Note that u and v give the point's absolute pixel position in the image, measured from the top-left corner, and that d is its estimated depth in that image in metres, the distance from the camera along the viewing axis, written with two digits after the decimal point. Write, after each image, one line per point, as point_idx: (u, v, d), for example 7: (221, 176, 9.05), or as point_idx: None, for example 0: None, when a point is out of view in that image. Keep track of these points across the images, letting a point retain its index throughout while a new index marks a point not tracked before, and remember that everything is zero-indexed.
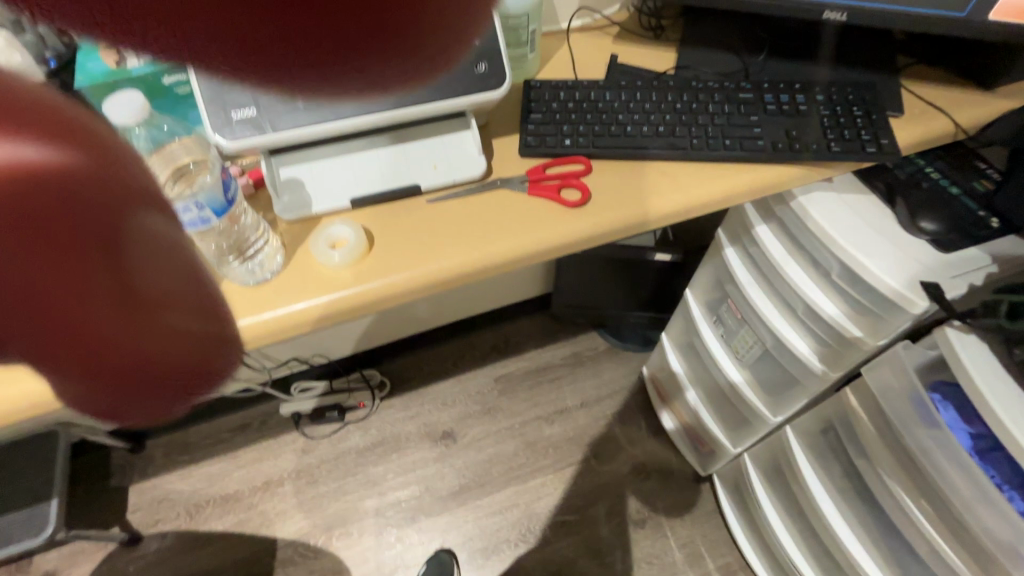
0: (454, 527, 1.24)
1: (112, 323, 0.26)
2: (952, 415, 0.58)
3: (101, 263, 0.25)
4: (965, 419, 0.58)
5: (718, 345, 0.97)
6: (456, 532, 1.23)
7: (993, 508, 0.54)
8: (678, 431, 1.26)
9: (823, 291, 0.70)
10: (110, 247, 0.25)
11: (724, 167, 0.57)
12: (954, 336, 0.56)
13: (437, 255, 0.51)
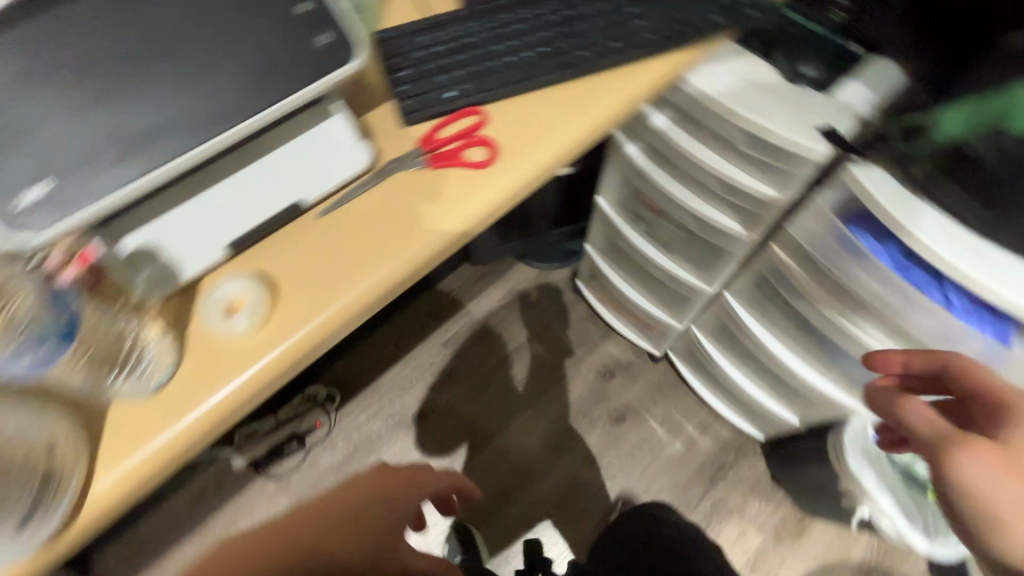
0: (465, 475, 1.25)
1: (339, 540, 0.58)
2: (871, 240, 0.62)
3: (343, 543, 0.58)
4: (882, 238, 0.62)
5: (642, 240, 0.99)
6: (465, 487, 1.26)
7: (919, 308, 0.61)
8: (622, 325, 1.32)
9: (733, 163, 0.71)
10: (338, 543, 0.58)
11: (620, 72, 0.52)
12: (858, 172, 0.59)
13: (357, 276, 0.44)
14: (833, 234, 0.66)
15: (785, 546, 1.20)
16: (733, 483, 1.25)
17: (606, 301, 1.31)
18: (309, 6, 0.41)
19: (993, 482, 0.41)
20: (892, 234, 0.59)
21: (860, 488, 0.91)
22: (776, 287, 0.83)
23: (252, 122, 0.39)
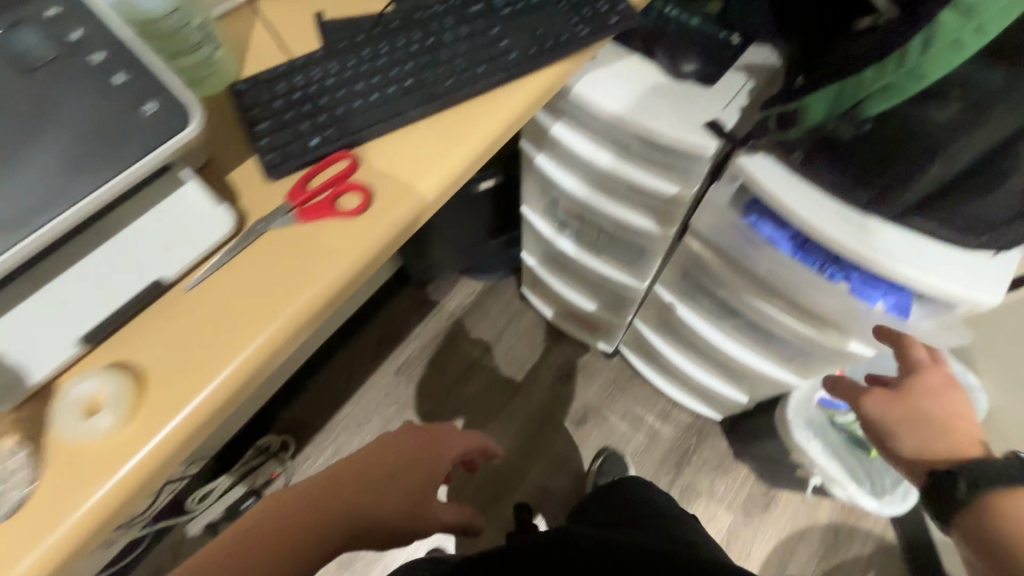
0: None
1: (374, 501, 0.50)
2: (770, 227, 0.63)
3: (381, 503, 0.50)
4: (780, 225, 0.62)
5: (570, 244, 0.99)
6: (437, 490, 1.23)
7: (823, 287, 0.62)
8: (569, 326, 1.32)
9: (635, 165, 0.71)
10: (374, 502, 0.50)
11: (491, 98, 0.51)
12: (745, 163, 0.59)
13: (232, 351, 0.42)
14: (733, 226, 0.67)
15: (756, 520, 1.22)
16: (699, 465, 1.27)
17: (550, 305, 1.31)
18: (124, 76, 0.38)
19: (895, 411, 0.54)
20: (787, 220, 0.60)
21: (808, 459, 0.93)
22: (698, 278, 0.84)
23: (77, 208, 0.36)
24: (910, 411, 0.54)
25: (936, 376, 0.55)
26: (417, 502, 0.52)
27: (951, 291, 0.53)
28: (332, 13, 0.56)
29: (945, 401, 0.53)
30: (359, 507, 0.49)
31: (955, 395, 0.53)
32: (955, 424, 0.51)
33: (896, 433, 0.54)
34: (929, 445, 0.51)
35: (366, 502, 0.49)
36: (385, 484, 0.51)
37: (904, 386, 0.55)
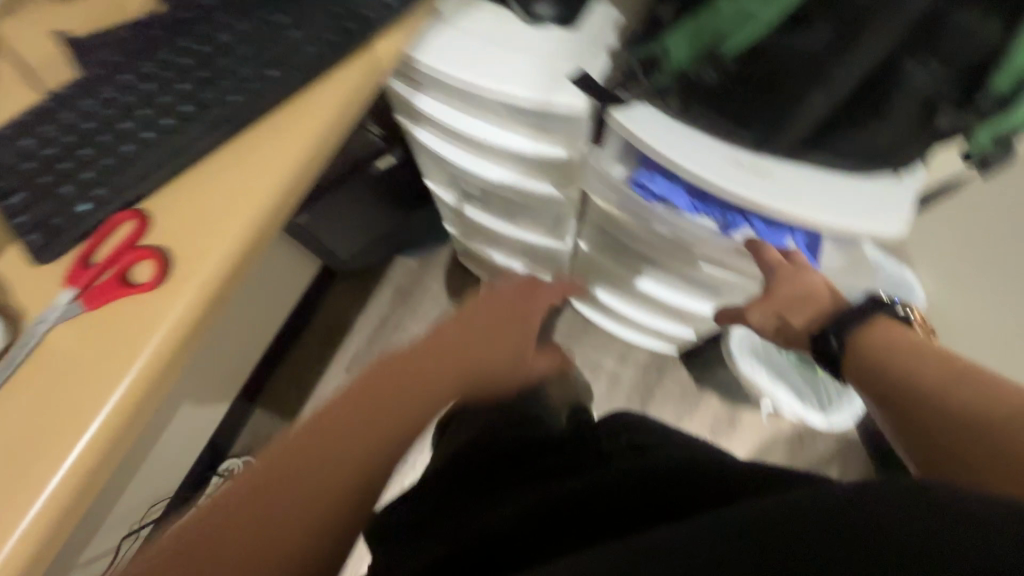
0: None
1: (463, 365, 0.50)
2: (662, 182, 0.58)
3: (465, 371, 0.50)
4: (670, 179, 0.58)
5: (483, 214, 0.91)
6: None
7: (721, 240, 0.58)
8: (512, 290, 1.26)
9: (513, 130, 0.64)
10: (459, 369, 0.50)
11: (295, 105, 0.42)
12: (622, 118, 0.52)
13: (27, 490, 0.35)
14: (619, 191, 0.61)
15: (725, 441, 1.24)
16: (664, 399, 1.27)
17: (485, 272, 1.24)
18: None
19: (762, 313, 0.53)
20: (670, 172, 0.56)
21: (757, 388, 0.93)
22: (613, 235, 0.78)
23: None
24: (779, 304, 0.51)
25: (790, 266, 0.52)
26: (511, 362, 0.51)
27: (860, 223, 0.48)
28: (81, 29, 0.45)
29: (797, 282, 0.51)
30: (450, 371, 0.49)
31: (807, 278, 0.51)
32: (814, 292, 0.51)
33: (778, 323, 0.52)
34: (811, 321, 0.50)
35: (459, 362, 0.50)
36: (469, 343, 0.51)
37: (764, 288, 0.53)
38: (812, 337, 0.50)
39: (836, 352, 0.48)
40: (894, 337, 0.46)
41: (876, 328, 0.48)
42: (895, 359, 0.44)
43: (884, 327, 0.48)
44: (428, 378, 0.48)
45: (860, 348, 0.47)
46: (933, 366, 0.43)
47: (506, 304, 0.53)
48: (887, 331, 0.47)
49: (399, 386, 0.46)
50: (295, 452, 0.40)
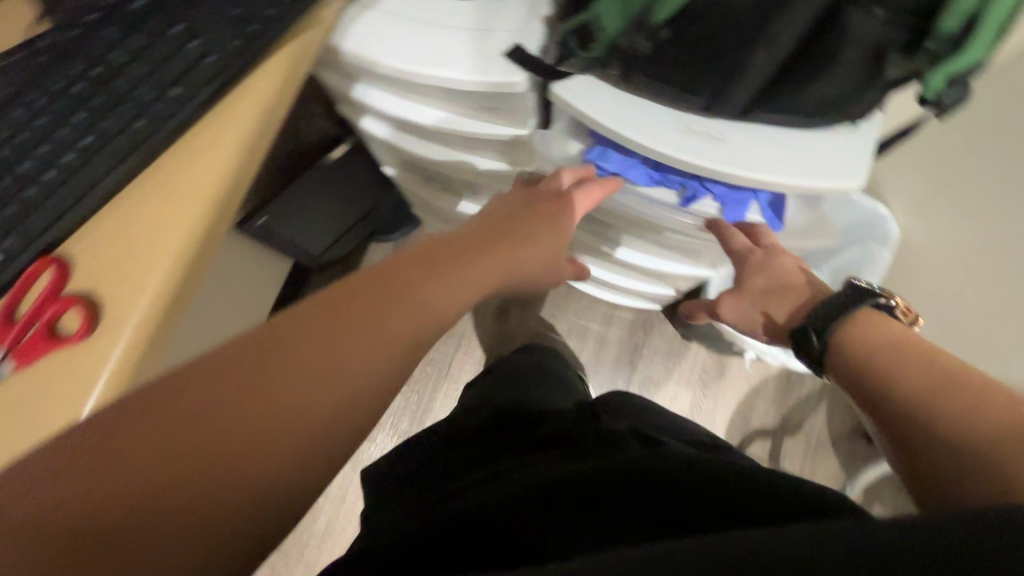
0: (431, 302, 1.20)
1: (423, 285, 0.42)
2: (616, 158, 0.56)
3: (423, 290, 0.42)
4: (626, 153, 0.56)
5: (445, 196, 0.90)
6: (408, 415, 1.23)
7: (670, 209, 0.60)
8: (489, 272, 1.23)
9: (456, 111, 0.61)
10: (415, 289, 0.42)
11: (211, 124, 0.40)
12: (564, 92, 0.49)
13: None
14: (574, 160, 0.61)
15: (713, 390, 1.26)
16: (651, 356, 1.28)
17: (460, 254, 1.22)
18: None
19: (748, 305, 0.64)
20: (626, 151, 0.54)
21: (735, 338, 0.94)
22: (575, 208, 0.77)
23: None
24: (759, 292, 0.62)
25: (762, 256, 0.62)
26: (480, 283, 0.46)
27: (813, 177, 0.47)
28: None
29: (773, 271, 0.61)
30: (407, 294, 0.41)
31: (780, 265, 0.61)
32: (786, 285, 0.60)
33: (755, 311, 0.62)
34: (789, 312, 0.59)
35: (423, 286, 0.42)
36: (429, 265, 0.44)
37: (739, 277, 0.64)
38: (793, 331, 0.56)
39: (820, 348, 0.53)
40: (878, 333, 0.49)
41: (862, 318, 0.52)
42: (880, 356, 0.47)
43: (870, 320, 0.51)
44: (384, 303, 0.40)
45: (847, 351, 0.50)
46: (919, 362, 0.44)
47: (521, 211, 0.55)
48: (872, 327, 0.50)
49: (370, 305, 0.39)
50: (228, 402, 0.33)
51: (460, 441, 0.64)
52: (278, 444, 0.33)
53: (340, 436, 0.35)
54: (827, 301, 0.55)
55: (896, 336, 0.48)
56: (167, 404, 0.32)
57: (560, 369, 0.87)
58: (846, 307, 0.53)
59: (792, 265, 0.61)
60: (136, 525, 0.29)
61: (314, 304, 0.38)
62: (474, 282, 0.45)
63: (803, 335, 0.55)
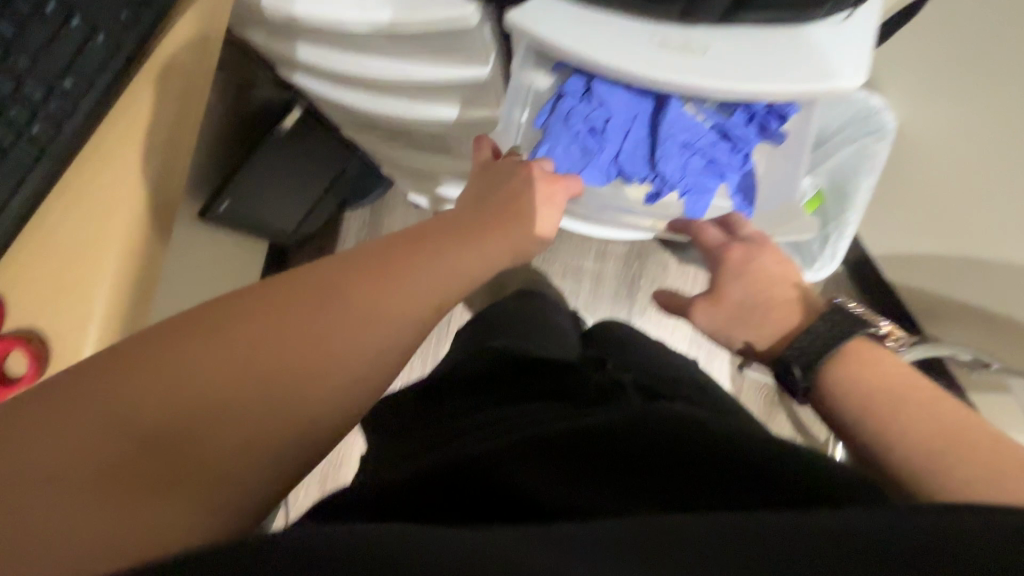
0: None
1: (381, 290, 0.43)
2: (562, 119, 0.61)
3: (379, 294, 0.43)
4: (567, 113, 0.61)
5: (411, 151, 0.86)
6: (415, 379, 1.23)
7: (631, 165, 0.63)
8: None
9: (404, 58, 0.56)
10: (373, 290, 0.43)
11: (128, 121, 0.42)
12: (521, 20, 0.44)
13: None
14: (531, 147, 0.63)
15: None
16: (648, 285, 1.26)
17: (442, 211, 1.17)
18: None
19: (722, 313, 0.56)
20: (557, 117, 0.61)
21: None
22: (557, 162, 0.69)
23: None
24: (736, 304, 0.55)
25: (739, 253, 0.57)
26: (441, 282, 0.46)
27: (779, 84, 0.44)
28: None
29: (752, 279, 0.55)
30: (361, 304, 0.42)
31: (759, 269, 0.55)
32: (772, 298, 0.53)
33: (735, 334, 0.55)
34: (772, 335, 0.52)
35: (379, 291, 0.43)
36: (385, 266, 0.44)
37: (716, 286, 0.56)
38: (774, 368, 0.50)
39: (805, 390, 0.48)
40: (870, 377, 0.45)
41: (853, 357, 0.46)
42: (876, 413, 0.43)
43: (858, 358, 0.46)
44: (339, 312, 0.41)
45: (836, 399, 0.46)
46: (920, 423, 0.41)
47: (493, 210, 0.52)
48: (861, 369, 0.45)
49: (324, 304, 0.41)
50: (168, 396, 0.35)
51: (466, 380, 0.65)
52: (254, 423, 0.37)
53: (305, 429, 0.39)
54: (809, 333, 0.49)
55: (889, 383, 0.44)
56: (185, 340, 0.37)
57: (552, 315, 0.85)
58: (834, 344, 0.47)
59: (775, 270, 0.55)
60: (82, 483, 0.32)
61: (303, 284, 0.42)
62: (459, 273, 0.47)
63: (789, 377, 0.49)
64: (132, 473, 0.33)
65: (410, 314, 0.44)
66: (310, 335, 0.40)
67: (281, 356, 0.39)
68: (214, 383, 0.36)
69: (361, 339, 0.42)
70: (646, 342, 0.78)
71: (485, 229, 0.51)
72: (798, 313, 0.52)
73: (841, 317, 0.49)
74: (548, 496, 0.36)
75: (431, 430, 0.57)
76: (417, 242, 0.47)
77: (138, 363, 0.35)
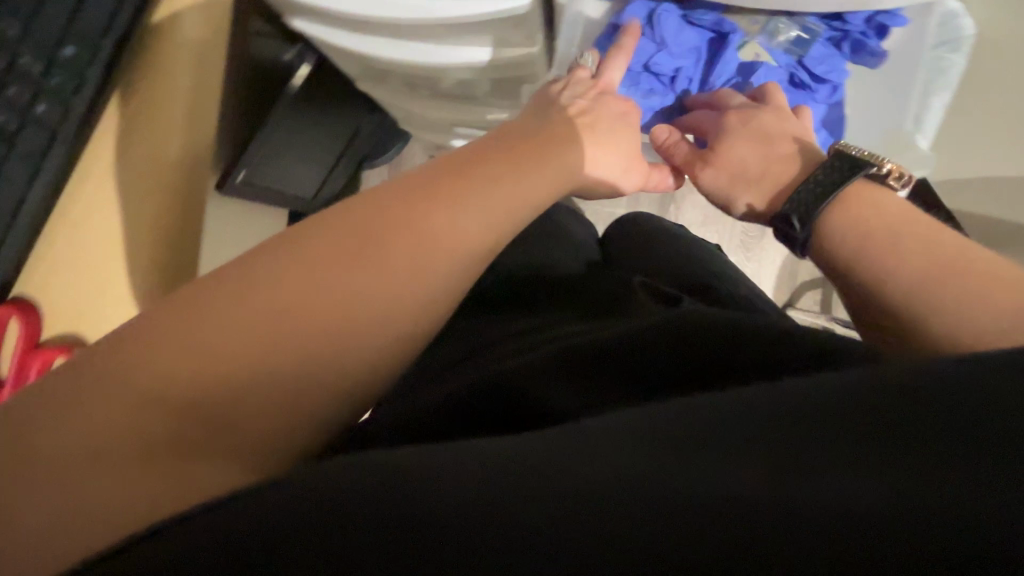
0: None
1: (427, 214, 0.41)
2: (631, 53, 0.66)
3: (425, 221, 0.41)
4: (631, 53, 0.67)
5: (435, 101, 0.77)
6: None
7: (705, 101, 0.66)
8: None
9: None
10: (419, 217, 0.41)
11: (132, 147, 0.54)
12: None
13: None
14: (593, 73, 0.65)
15: (756, 250, 1.20)
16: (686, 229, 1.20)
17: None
18: None
19: (723, 179, 0.55)
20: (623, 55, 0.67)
21: None
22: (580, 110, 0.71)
23: None
24: (734, 165, 0.54)
25: (738, 119, 0.56)
26: (475, 199, 0.43)
27: None
28: None
29: (749, 140, 0.54)
30: (407, 231, 0.40)
31: (754, 129, 0.55)
32: (773, 168, 0.52)
33: (735, 194, 0.54)
34: (770, 191, 0.51)
35: (425, 217, 0.41)
36: (430, 187, 0.42)
37: (716, 149, 0.56)
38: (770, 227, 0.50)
39: (804, 239, 0.47)
40: (875, 212, 0.45)
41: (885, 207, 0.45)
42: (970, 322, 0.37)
43: (860, 201, 0.46)
44: (380, 234, 0.39)
45: (839, 238, 0.45)
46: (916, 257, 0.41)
47: (504, 143, 0.49)
48: (862, 210, 0.45)
49: (360, 235, 0.39)
50: (173, 383, 0.32)
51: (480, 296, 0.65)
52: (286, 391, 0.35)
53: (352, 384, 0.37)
54: (812, 180, 0.48)
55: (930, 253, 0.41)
56: (189, 314, 0.34)
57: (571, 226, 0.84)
58: (834, 185, 0.47)
59: (773, 127, 0.54)
60: (101, 458, 0.30)
61: (340, 229, 0.39)
62: (499, 201, 0.44)
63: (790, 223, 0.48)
64: (176, 446, 0.32)
65: (459, 239, 0.41)
66: (360, 263, 0.38)
67: (318, 287, 0.36)
68: (237, 347, 0.34)
69: (408, 267, 0.39)
70: (679, 239, 0.78)
71: (504, 157, 0.47)
72: (795, 164, 0.51)
73: (846, 160, 0.48)
74: (561, 406, 0.36)
75: (444, 348, 0.57)
76: (457, 168, 0.45)
77: (131, 353, 0.33)
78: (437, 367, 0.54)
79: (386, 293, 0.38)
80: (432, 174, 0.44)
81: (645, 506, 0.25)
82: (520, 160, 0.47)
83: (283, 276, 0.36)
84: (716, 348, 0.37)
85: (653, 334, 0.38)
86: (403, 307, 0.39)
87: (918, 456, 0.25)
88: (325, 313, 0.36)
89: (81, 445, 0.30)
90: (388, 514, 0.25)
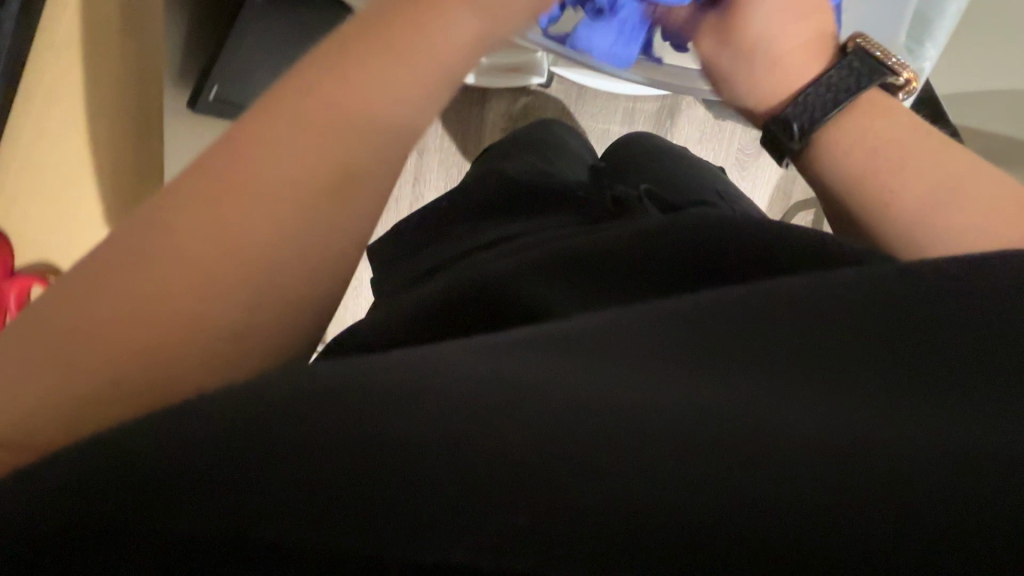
0: (448, 158, 1.10)
1: (330, 100, 0.39)
2: None
3: (327, 108, 0.39)
4: None
5: None
6: None
7: None
8: (502, 107, 1.10)
9: None
10: (323, 105, 0.39)
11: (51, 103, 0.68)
12: None
13: None
14: None
15: (751, 169, 1.18)
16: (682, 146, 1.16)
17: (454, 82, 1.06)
18: None
19: (727, 53, 0.59)
20: None
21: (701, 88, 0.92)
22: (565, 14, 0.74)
23: None
24: (750, 41, 0.57)
25: None
26: (374, 74, 0.40)
27: None
28: None
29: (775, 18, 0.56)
30: (312, 126, 0.39)
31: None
32: (780, 59, 0.55)
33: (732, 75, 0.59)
34: (768, 81, 0.56)
35: (326, 104, 0.39)
36: (332, 66, 0.40)
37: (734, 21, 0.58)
38: (770, 125, 0.54)
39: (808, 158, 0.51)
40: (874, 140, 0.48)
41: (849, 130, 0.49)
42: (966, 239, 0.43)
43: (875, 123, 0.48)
44: (285, 131, 0.39)
45: (841, 149, 0.49)
46: (923, 189, 0.45)
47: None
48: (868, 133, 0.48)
49: (265, 137, 0.39)
50: (125, 310, 0.36)
51: (483, 210, 0.70)
52: (231, 304, 0.37)
53: (300, 294, 0.39)
54: (823, 84, 0.51)
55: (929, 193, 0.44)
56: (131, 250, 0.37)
57: (565, 136, 0.88)
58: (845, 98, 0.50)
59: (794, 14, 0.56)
60: (75, 385, 0.35)
61: (247, 136, 0.39)
62: (405, 74, 0.41)
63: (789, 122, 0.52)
64: (138, 371, 0.36)
65: (364, 121, 0.40)
66: (271, 167, 0.38)
67: (241, 201, 0.37)
68: (178, 278, 0.36)
69: (320, 163, 0.39)
70: (670, 149, 0.79)
71: (409, 19, 0.42)
72: (806, 69, 0.54)
73: (857, 57, 0.52)
74: (560, 307, 0.42)
75: (434, 254, 0.64)
76: (360, 39, 0.41)
77: (85, 300, 0.36)
78: (424, 269, 0.61)
79: (303, 194, 0.38)
80: (331, 50, 0.41)
81: (603, 401, 0.29)
82: (427, 19, 0.42)
83: (204, 198, 0.37)
84: (680, 257, 0.45)
85: (626, 247, 0.46)
86: (327, 209, 0.39)
87: (806, 355, 0.31)
88: (251, 225, 0.37)
89: (54, 369, 0.35)
90: (386, 462, 0.28)
